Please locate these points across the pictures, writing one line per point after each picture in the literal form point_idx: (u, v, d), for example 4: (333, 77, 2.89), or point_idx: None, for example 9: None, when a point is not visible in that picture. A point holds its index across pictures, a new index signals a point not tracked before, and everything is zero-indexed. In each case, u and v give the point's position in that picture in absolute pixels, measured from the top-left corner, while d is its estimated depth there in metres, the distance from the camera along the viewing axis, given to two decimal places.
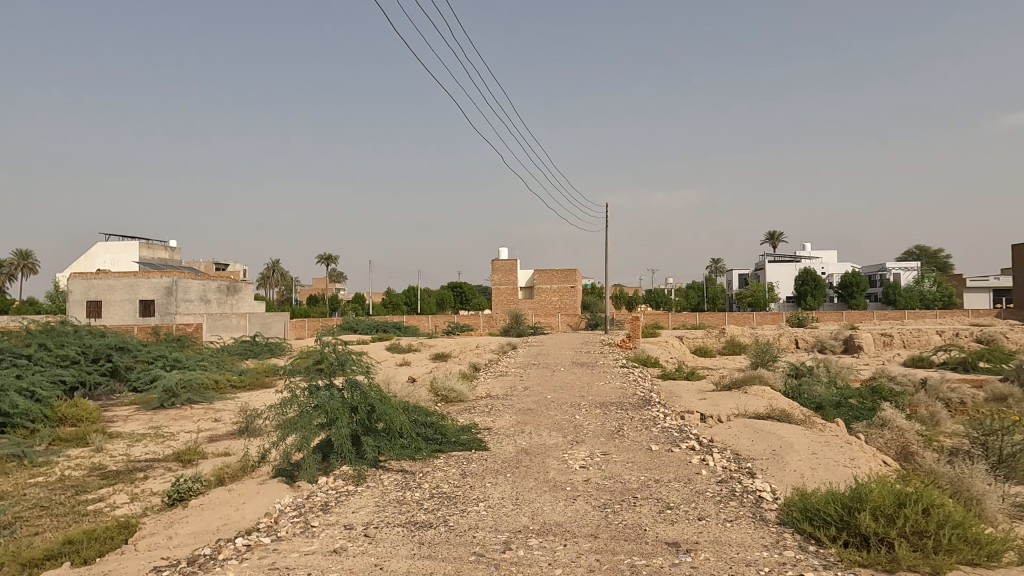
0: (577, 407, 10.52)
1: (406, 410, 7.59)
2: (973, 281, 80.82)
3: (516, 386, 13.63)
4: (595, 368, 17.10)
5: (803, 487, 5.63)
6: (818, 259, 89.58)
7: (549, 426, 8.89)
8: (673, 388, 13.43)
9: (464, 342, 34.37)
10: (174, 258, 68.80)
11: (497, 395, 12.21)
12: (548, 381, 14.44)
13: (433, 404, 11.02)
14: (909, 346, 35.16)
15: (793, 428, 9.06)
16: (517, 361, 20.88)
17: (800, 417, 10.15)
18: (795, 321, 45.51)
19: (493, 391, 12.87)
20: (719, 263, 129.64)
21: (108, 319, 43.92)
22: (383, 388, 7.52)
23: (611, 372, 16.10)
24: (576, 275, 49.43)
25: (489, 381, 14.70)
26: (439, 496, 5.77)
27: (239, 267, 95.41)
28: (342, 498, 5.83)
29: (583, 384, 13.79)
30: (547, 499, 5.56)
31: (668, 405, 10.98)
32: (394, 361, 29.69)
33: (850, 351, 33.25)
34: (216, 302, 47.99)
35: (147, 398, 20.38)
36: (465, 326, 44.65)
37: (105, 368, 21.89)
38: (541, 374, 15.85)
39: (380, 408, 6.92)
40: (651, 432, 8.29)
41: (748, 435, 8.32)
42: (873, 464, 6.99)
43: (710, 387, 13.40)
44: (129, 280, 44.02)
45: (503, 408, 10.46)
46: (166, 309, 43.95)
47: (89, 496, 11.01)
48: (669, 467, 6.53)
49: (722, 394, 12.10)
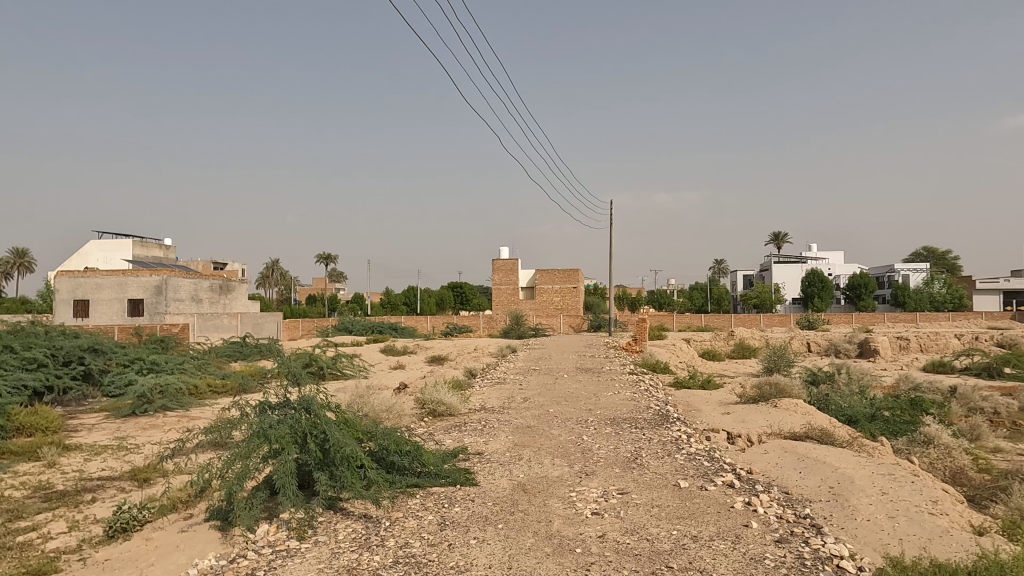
0: (584, 425, 9.07)
1: (375, 437, 6.13)
2: (983, 284, 79.15)
3: (514, 396, 12.14)
4: (601, 375, 15.65)
5: (898, 555, 4.18)
6: (824, 260, 88.04)
7: (552, 452, 7.43)
8: (690, 399, 11.97)
9: (461, 344, 32.89)
10: (168, 257, 67.49)
11: (493, 409, 10.72)
12: (550, 390, 12.93)
13: (417, 422, 9.59)
14: (926, 350, 33.57)
15: (842, 453, 7.61)
16: (517, 365, 19.40)
17: (844, 437, 8.71)
18: (805, 323, 43.98)
19: (489, 402, 11.40)
20: (723, 264, 128.02)
21: (95, 319, 42.57)
22: (345, 411, 6.14)
23: (619, 380, 14.65)
24: (578, 275, 47.99)
25: (484, 390, 13.21)
26: (405, 563, 4.30)
27: (238, 266, 94.20)
28: (277, 564, 4.39)
29: (589, 393, 12.31)
30: (551, 569, 4.11)
31: (688, 421, 9.53)
32: (387, 364, 28.21)
33: (865, 355, 31.74)
34: (208, 301, 46.62)
35: (119, 404, 18.92)
36: (464, 328, 43.21)
37: (77, 372, 20.49)
38: (542, 382, 14.41)
39: (335, 438, 5.51)
40: (675, 460, 6.83)
41: (793, 466, 6.86)
42: (961, 509, 5.54)
43: (732, 398, 11.95)
44: (117, 279, 42.67)
45: (498, 427, 9.01)
46: (156, 309, 42.49)
47: (22, 523, 9.50)
48: (707, 516, 5.07)
49: (750, 408, 10.59)
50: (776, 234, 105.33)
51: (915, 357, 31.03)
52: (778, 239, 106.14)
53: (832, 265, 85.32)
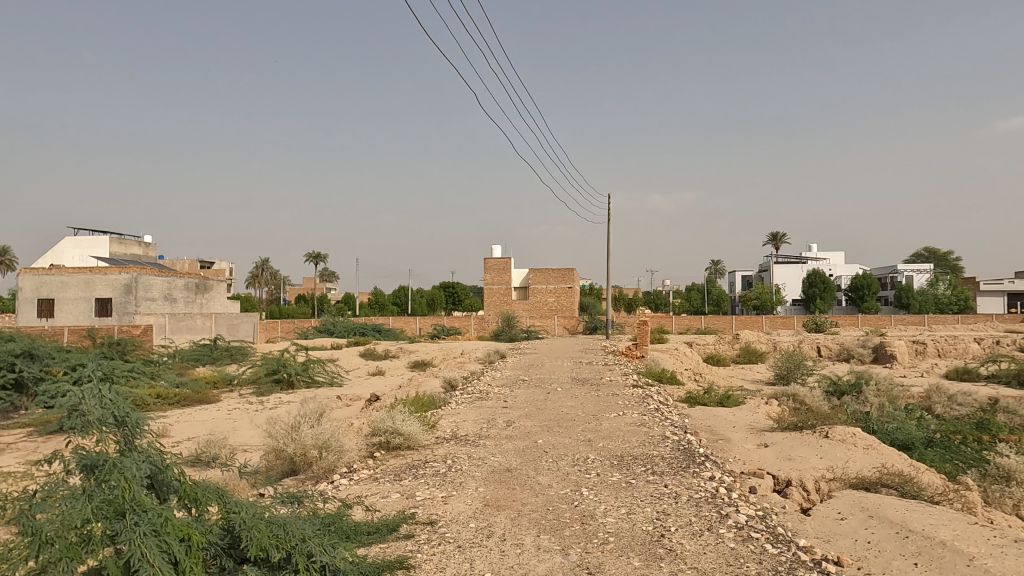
0: (583, 469, 6.76)
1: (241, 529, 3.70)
2: (988, 285, 77.22)
3: (495, 419, 9.79)
4: (601, 389, 13.31)
5: None
6: (825, 261, 86.04)
7: (537, 522, 5.10)
8: (713, 425, 9.70)
9: (448, 348, 30.46)
10: (148, 254, 64.82)
11: (466, 439, 8.39)
12: (539, 410, 10.58)
13: (361, 465, 7.26)
14: (944, 355, 31.37)
15: (956, 523, 5.29)
16: (505, 375, 17.01)
17: (935, 488, 6.44)
18: (812, 326, 41.67)
19: (463, 428, 9.09)
20: (721, 265, 125.88)
21: (61, 319, 40.03)
22: (193, 487, 3.74)
23: (623, 395, 12.34)
24: (574, 275, 45.67)
25: (461, 410, 10.88)
26: None
27: (225, 266, 91.50)
28: None
29: (587, 415, 10.02)
30: None
31: (720, 463, 7.23)
32: (365, 370, 25.82)
33: (881, 361, 29.55)
34: (183, 301, 44.14)
35: (47, 418, 16.43)
36: (452, 331, 40.89)
37: (6, 380, 18.07)
38: (531, 398, 12.09)
39: (142, 548, 3.14)
40: (721, 544, 4.50)
41: (902, 552, 4.54)
42: None
43: (764, 424, 9.67)
44: (85, 277, 40.13)
45: (467, 473, 6.69)
46: (124, 309, 39.86)
47: None
48: None
49: (793, 439, 8.30)
50: (776, 235, 103.32)
51: (935, 364, 28.82)
52: (776, 239, 104.02)
53: (833, 265, 83.35)
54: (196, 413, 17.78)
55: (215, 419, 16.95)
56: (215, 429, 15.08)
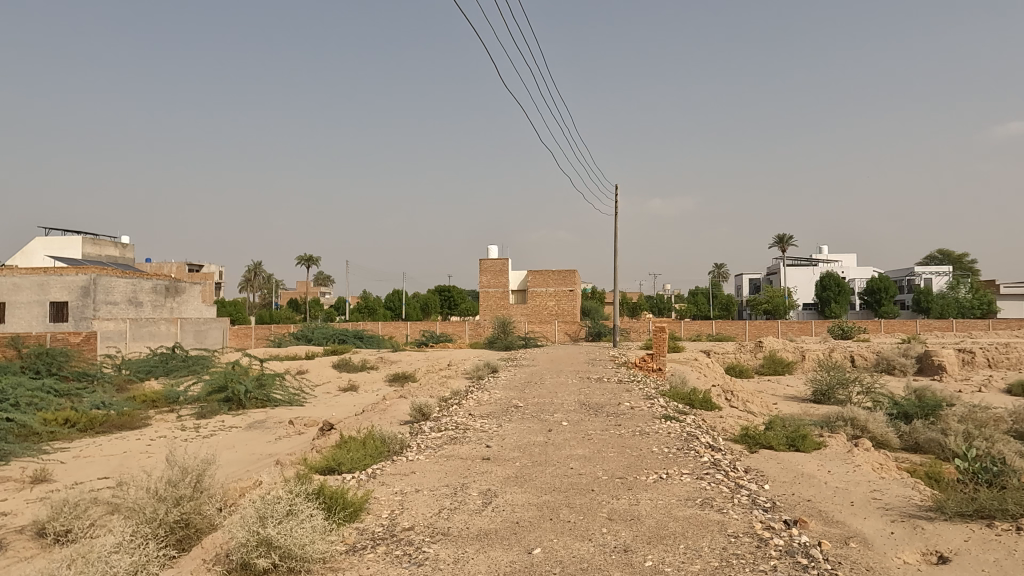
0: None
1: None
2: (1010, 289, 73.45)
3: (467, 490, 6.12)
4: (621, 423, 9.61)
5: None
6: (836, 263, 82.31)
7: None
8: (816, 501, 5.99)
9: (435, 359, 26.64)
10: (126, 257, 61.29)
11: (403, 548, 4.67)
12: (537, 470, 6.84)
13: None
14: (996, 366, 27.67)
15: None
16: (495, 397, 13.28)
17: None
18: (838, 333, 37.91)
19: (405, 517, 5.34)
20: (724, 267, 121.52)
21: (12, 325, 36.27)
22: None
23: (655, 437, 8.61)
24: (576, 277, 42.02)
25: (419, 467, 7.15)
26: None
27: (214, 271, 88.15)
28: None
29: (607, 482, 6.32)
30: None
31: None
32: (336, 385, 22.16)
33: (926, 373, 25.93)
34: (149, 306, 40.37)
35: None
36: (443, 338, 37.10)
37: None
38: (524, 441, 8.39)
39: None
40: None
41: None
42: None
43: (898, 500, 5.99)
44: (38, 278, 36.28)
45: None
46: (82, 314, 35.99)
47: None
48: None
49: (989, 547, 4.63)
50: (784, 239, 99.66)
51: (992, 376, 25.09)
52: (783, 241, 100.07)
53: (844, 267, 79.72)
54: (105, 445, 14.04)
55: (125, 454, 13.17)
56: (112, 473, 11.44)
